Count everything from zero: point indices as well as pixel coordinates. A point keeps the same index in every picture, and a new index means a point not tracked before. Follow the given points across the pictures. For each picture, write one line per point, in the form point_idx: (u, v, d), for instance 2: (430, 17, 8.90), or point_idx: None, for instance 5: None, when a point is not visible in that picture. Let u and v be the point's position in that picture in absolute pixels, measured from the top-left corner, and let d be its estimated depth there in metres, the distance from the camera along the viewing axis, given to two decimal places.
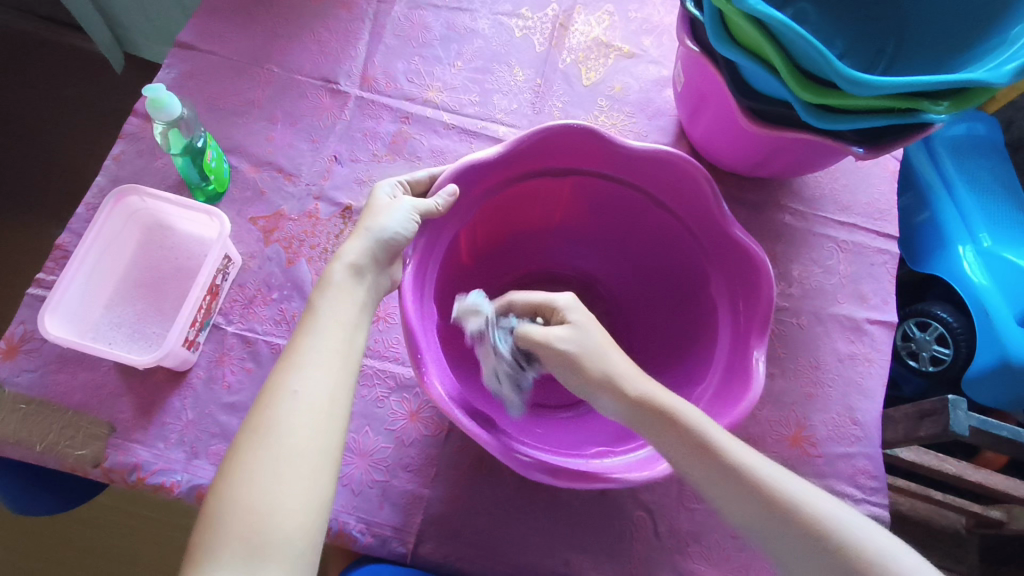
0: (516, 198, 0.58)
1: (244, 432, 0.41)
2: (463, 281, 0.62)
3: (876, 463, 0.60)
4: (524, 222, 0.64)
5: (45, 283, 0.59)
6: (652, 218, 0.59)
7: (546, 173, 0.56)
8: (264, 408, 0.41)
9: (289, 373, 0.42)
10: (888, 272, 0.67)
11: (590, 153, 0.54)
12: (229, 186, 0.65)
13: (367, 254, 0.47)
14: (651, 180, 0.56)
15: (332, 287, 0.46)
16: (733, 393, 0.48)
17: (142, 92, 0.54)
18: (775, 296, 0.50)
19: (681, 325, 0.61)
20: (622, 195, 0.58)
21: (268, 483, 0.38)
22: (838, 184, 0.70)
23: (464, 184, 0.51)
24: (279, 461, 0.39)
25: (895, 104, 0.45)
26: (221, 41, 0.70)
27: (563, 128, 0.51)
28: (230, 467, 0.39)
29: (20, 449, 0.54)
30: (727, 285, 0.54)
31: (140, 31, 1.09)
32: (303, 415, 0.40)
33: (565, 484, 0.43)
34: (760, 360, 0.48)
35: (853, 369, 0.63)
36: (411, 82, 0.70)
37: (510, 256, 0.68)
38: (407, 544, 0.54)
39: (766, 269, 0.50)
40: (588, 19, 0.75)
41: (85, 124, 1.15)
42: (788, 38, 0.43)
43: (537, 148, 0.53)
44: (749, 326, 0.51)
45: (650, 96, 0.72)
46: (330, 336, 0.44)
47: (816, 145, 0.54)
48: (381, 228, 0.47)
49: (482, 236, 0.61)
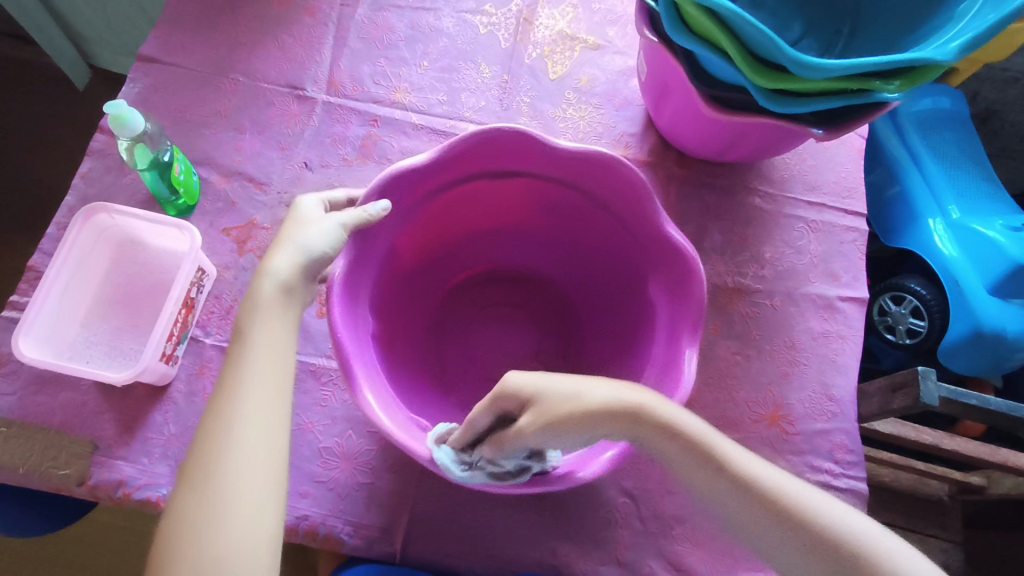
0: (455, 202, 0.58)
1: (184, 477, 0.39)
2: (406, 286, 0.61)
3: (853, 437, 0.62)
4: (468, 224, 0.63)
5: (19, 304, 0.59)
6: (594, 217, 0.58)
7: (483, 175, 0.55)
8: (201, 453, 0.39)
9: (223, 413, 0.40)
10: (858, 250, 0.68)
11: (526, 156, 0.53)
12: (200, 199, 0.65)
13: (297, 273, 0.44)
14: (589, 182, 0.54)
15: (262, 307, 0.43)
16: (664, 391, 0.47)
17: (103, 108, 0.54)
18: (706, 294, 0.48)
19: (624, 324, 0.60)
20: (562, 195, 0.57)
21: (216, 531, 0.38)
22: (806, 165, 0.71)
23: (399, 189, 0.50)
24: (223, 507, 0.38)
25: (847, 85, 0.46)
26: (185, 52, 0.70)
27: (500, 130, 0.50)
28: (172, 517, 0.38)
29: (4, 471, 0.54)
30: (664, 283, 0.52)
31: (107, 43, 1.09)
32: (245, 454, 0.39)
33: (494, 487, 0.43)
34: (692, 358, 0.46)
35: (827, 346, 0.65)
36: (378, 85, 0.70)
37: (459, 256, 0.67)
38: (395, 543, 0.55)
39: (699, 268, 0.48)
40: (552, 13, 0.75)
41: (61, 140, 1.14)
42: (740, 26, 0.44)
43: (475, 150, 0.52)
44: (681, 322, 0.49)
45: (617, 86, 0.72)
46: (265, 365, 0.42)
47: (777, 128, 0.55)
48: (309, 244, 0.44)
49: (426, 236, 0.60)
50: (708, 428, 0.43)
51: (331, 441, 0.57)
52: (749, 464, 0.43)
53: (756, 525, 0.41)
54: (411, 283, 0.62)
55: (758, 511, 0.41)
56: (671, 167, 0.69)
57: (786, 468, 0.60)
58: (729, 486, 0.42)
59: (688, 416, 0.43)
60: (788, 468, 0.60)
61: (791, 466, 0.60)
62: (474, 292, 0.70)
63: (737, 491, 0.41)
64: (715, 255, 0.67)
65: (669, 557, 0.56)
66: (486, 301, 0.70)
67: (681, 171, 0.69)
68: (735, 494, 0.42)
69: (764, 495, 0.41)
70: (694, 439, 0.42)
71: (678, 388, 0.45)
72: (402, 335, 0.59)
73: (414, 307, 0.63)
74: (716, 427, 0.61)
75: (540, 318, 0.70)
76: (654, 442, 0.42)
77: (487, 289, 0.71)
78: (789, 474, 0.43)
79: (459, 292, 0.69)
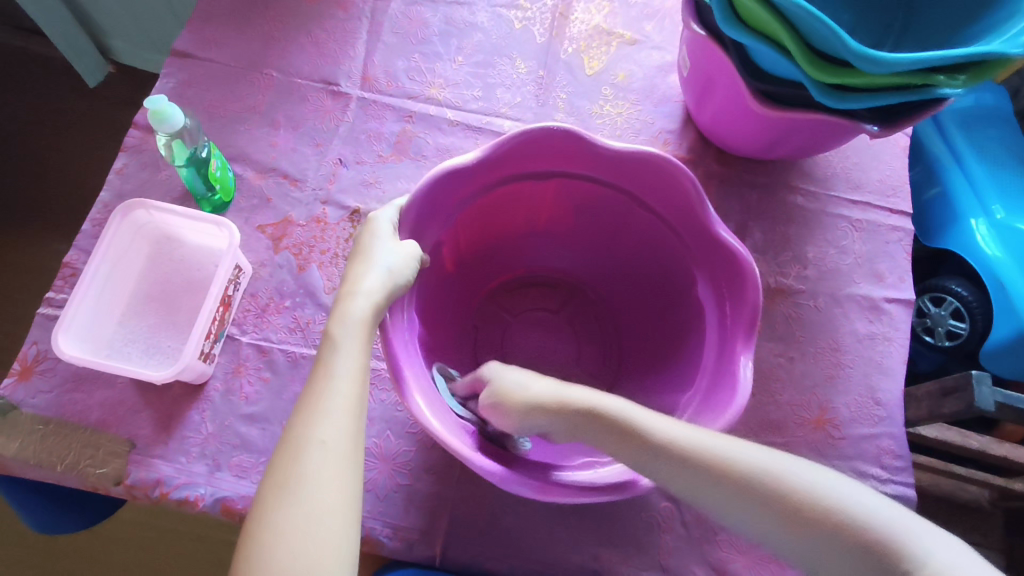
0: (495, 206, 0.57)
1: (266, 487, 0.36)
2: (447, 291, 0.60)
3: (900, 442, 0.60)
4: (507, 228, 0.62)
5: (56, 301, 0.59)
6: (637, 220, 0.56)
7: (527, 177, 0.54)
8: (286, 460, 0.36)
9: (311, 421, 0.37)
10: (903, 250, 0.67)
11: (573, 156, 0.52)
12: (235, 195, 0.64)
13: (385, 294, 0.43)
14: (635, 183, 0.53)
15: (353, 319, 0.41)
16: (716, 401, 0.46)
17: (143, 103, 0.53)
18: (762, 299, 0.47)
19: (668, 330, 0.59)
20: (605, 197, 0.56)
21: (301, 545, 0.34)
22: (849, 163, 0.69)
23: (443, 190, 0.49)
24: (309, 520, 0.35)
25: (911, 81, 0.44)
26: (218, 47, 0.69)
27: (548, 129, 0.49)
28: (252, 526, 0.35)
29: (42, 470, 0.54)
30: (713, 288, 0.51)
31: (132, 39, 1.08)
32: (334, 464, 0.36)
33: (549, 498, 0.42)
34: (747, 366, 0.45)
35: (872, 348, 0.63)
36: (413, 80, 0.69)
37: (495, 261, 0.66)
38: (434, 546, 0.54)
39: (754, 272, 0.47)
40: (588, 7, 0.74)
41: (87, 137, 1.14)
42: (800, 17, 0.43)
43: (518, 152, 0.51)
44: (734, 329, 0.48)
45: (654, 82, 0.71)
46: (356, 375, 0.40)
47: (829, 125, 0.54)
48: (397, 271, 0.44)
49: (466, 241, 0.59)
50: (675, 425, 0.42)
51: (369, 442, 0.56)
52: (720, 450, 0.41)
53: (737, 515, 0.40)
54: (452, 289, 0.61)
55: (736, 499, 0.39)
56: (711, 165, 0.68)
57: None
58: (704, 480, 0.40)
59: (649, 414, 0.43)
60: None
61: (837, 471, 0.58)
62: (509, 298, 0.68)
63: (711, 481, 0.40)
64: (757, 254, 0.65)
65: (713, 563, 0.55)
66: (522, 306, 0.68)
67: (722, 169, 0.68)
68: (709, 485, 0.40)
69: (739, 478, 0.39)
70: (653, 440, 0.41)
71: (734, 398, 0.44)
72: (444, 340, 0.58)
73: (453, 312, 0.62)
74: (761, 432, 0.59)
75: (579, 323, 0.68)
76: (611, 448, 0.43)
77: (523, 294, 0.69)
78: (777, 455, 0.40)
79: (495, 298, 0.68)
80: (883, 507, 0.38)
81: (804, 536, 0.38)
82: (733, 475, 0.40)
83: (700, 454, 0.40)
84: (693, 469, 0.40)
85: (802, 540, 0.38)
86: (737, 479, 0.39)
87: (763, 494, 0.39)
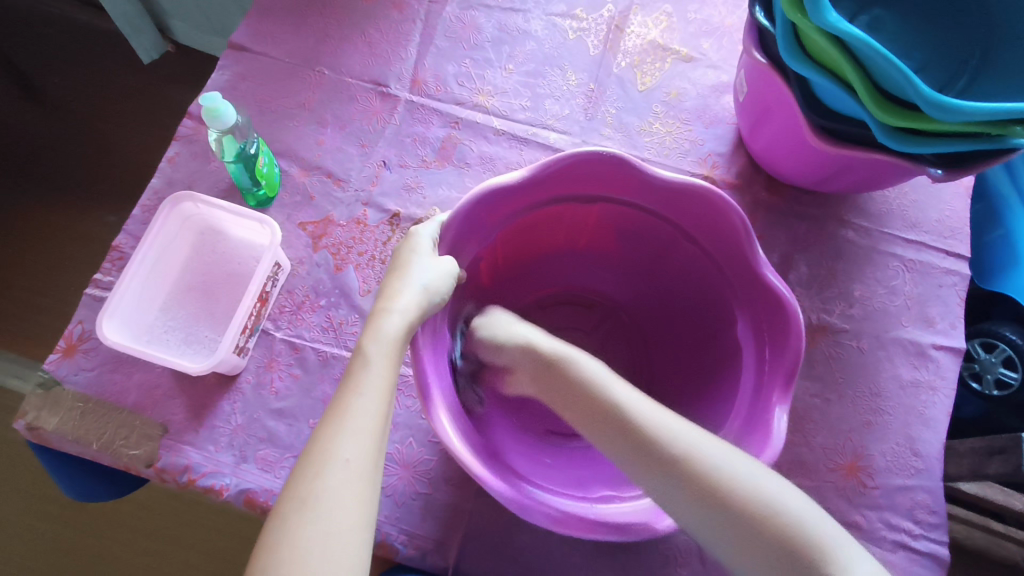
0: (537, 224, 0.56)
1: (286, 500, 0.36)
2: (481, 305, 0.60)
3: (937, 497, 0.58)
4: (546, 245, 0.61)
5: (103, 284, 0.61)
6: (680, 249, 0.55)
7: (572, 199, 0.53)
8: (310, 474, 0.36)
9: (337, 437, 0.37)
10: (957, 295, 0.64)
11: (622, 183, 0.51)
12: (279, 191, 0.65)
13: (419, 312, 0.44)
14: (681, 214, 0.52)
15: (386, 337, 0.42)
16: (748, 448, 0.45)
17: (198, 100, 0.54)
18: (804, 347, 0.45)
19: (704, 364, 0.57)
20: (650, 224, 0.55)
21: (316, 562, 0.34)
22: (907, 200, 0.66)
23: (486, 208, 0.49)
24: (327, 538, 0.35)
25: (985, 130, 0.42)
26: (273, 42, 0.70)
27: (595, 154, 0.49)
28: (270, 538, 0.35)
29: (79, 446, 0.56)
30: (754, 330, 0.50)
31: (192, 22, 1.11)
32: (356, 482, 0.36)
33: (566, 531, 0.41)
34: (782, 417, 0.44)
35: (915, 397, 0.61)
36: (461, 86, 0.69)
37: (532, 277, 0.65)
38: (448, 557, 0.54)
39: (799, 320, 0.45)
40: (645, 21, 0.72)
41: (143, 114, 1.17)
42: (869, 57, 0.41)
43: (565, 174, 0.50)
44: (771, 377, 0.47)
45: (707, 103, 0.69)
46: (383, 394, 0.40)
47: (889, 165, 0.51)
48: (433, 287, 0.45)
49: (504, 256, 0.58)
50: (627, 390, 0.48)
51: (391, 447, 0.57)
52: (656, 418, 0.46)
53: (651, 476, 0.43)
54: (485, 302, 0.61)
55: (661, 472, 0.43)
56: (760, 193, 0.66)
57: (861, 523, 0.56)
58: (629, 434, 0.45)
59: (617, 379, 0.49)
60: (863, 523, 0.56)
61: (867, 521, 0.56)
62: (543, 314, 0.68)
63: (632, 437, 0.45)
64: (800, 288, 0.63)
65: None
66: (555, 324, 0.68)
67: (771, 197, 0.66)
68: (634, 442, 0.45)
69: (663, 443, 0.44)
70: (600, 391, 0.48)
71: (766, 448, 0.43)
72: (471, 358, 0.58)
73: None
74: (790, 472, 0.57)
75: (610, 347, 0.67)
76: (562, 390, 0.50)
77: (556, 312, 0.68)
78: (705, 434, 0.44)
79: (529, 314, 0.67)
80: (811, 512, 0.41)
81: (710, 510, 0.41)
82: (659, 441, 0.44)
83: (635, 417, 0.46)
84: (633, 427, 0.45)
85: (720, 524, 0.41)
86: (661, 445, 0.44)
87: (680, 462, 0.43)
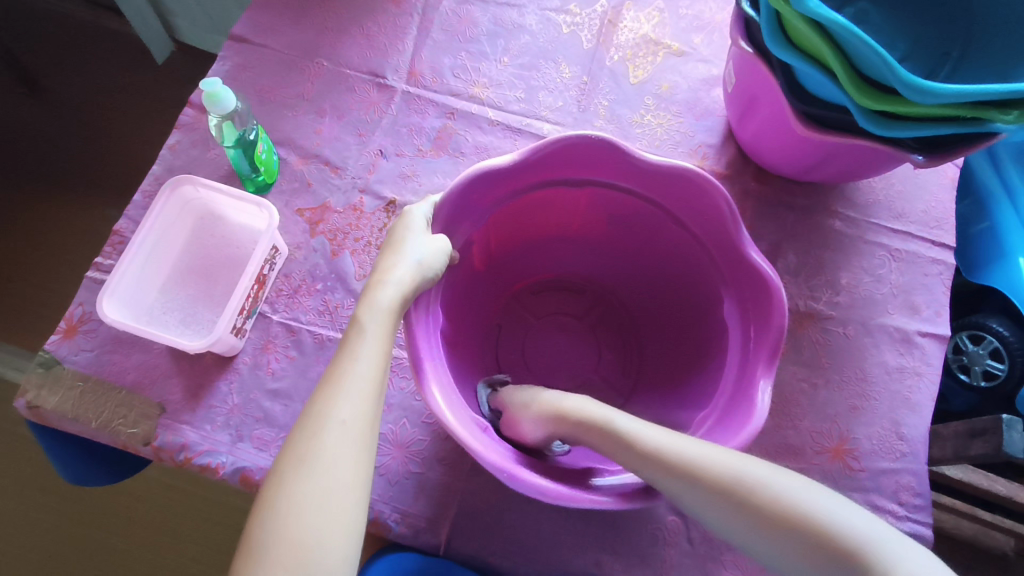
0: (529, 208, 0.58)
1: (284, 458, 0.37)
2: (475, 288, 0.61)
3: (922, 480, 0.58)
4: (538, 230, 0.62)
5: (104, 267, 0.62)
6: (668, 233, 0.57)
7: (563, 183, 0.55)
8: (307, 434, 0.37)
9: (335, 399, 0.38)
10: (943, 284, 0.65)
11: (610, 166, 0.53)
12: (277, 177, 0.66)
13: (414, 286, 0.45)
14: (669, 197, 0.54)
15: (380, 307, 0.43)
16: (733, 422, 0.46)
17: (199, 84, 0.56)
18: (787, 324, 0.47)
19: (691, 345, 0.59)
20: (638, 209, 0.57)
21: (314, 516, 0.35)
22: (893, 191, 0.68)
23: (477, 190, 0.50)
24: (323, 494, 0.36)
25: (963, 113, 0.44)
26: (273, 34, 0.72)
27: (584, 138, 0.50)
28: (268, 494, 0.36)
29: (78, 424, 0.57)
30: (739, 309, 0.51)
31: (194, 20, 1.13)
32: (352, 442, 0.37)
33: (557, 501, 0.41)
34: (766, 391, 0.45)
35: (901, 382, 0.62)
36: (457, 78, 0.70)
37: (524, 263, 0.67)
38: (439, 535, 0.55)
39: (781, 296, 0.47)
40: (637, 16, 0.74)
41: (145, 111, 1.19)
42: (849, 42, 0.43)
43: (555, 157, 0.52)
44: (756, 353, 0.48)
45: (698, 95, 0.71)
46: (378, 361, 0.41)
47: (873, 151, 0.53)
48: (428, 263, 0.46)
49: (496, 240, 0.60)
50: (656, 433, 0.44)
51: (385, 428, 0.58)
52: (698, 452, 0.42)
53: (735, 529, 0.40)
54: (479, 285, 0.62)
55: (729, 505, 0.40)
56: (749, 183, 0.67)
57: None
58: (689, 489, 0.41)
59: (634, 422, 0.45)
60: None
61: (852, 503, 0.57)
62: (535, 300, 0.69)
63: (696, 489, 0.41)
64: (788, 276, 0.64)
65: None
66: (548, 309, 0.69)
67: (760, 187, 0.67)
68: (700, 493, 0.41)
69: (724, 488, 0.40)
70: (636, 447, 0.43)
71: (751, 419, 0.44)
72: (464, 340, 0.59)
73: (478, 309, 0.63)
74: (778, 455, 0.58)
75: (601, 332, 0.69)
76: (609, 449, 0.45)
77: (548, 298, 0.69)
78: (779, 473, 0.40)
79: (521, 300, 0.69)
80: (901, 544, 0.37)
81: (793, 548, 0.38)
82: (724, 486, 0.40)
83: (686, 465, 0.41)
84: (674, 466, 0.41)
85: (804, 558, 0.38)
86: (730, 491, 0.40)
87: (754, 507, 0.39)
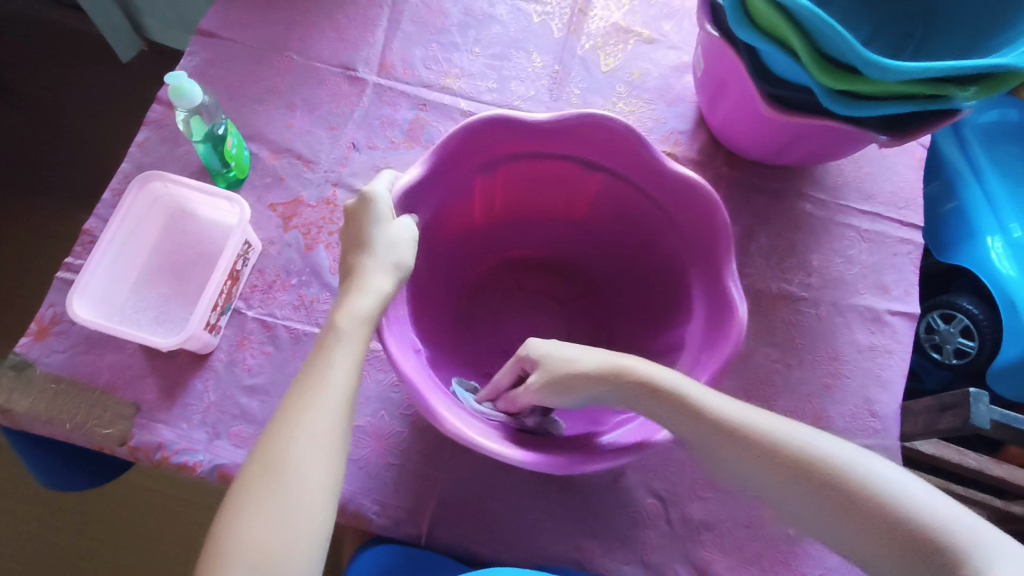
0: (519, 180, 0.59)
1: (253, 467, 0.38)
2: (452, 249, 0.63)
3: (894, 456, 0.60)
4: (530, 206, 0.63)
5: (73, 267, 0.61)
6: (644, 212, 0.58)
7: (549, 156, 0.55)
8: (274, 445, 0.38)
9: (305, 413, 0.38)
10: (911, 263, 0.66)
11: (613, 148, 0.54)
12: (248, 173, 0.66)
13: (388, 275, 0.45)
14: (645, 175, 0.54)
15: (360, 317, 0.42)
16: None
17: (164, 79, 0.55)
18: (744, 324, 0.46)
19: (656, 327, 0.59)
20: (620, 188, 0.57)
21: (275, 529, 0.36)
22: (861, 173, 0.69)
23: (464, 148, 0.51)
24: (289, 506, 0.36)
25: (925, 91, 0.45)
26: (241, 28, 0.71)
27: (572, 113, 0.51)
28: (233, 504, 0.37)
29: (51, 426, 0.56)
30: (705, 303, 0.51)
31: (163, 18, 1.11)
32: (269, 496, 0.36)
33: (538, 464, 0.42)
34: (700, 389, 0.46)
35: (872, 360, 0.63)
36: (428, 69, 0.70)
37: (518, 235, 0.68)
38: (421, 526, 0.55)
39: (741, 307, 0.47)
40: (607, 4, 0.74)
41: (116, 111, 1.17)
42: (812, 24, 0.43)
43: (547, 130, 0.53)
44: (714, 350, 0.48)
45: (669, 82, 0.71)
46: (350, 372, 0.40)
47: (838, 131, 0.53)
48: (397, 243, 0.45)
49: (481, 206, 0.61)
50: (732, 404, 0.43)
51: (364, 420, 0.58)
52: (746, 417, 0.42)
53: (815, 518, 0.41)
54: (456, 250, 0.63)
55: (784, 469, 0.41)
56: (721, 168, 0.68)
57: None
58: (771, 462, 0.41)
59: (698, 385, 0.43)
60: None
61: None
62: (525, 275, 0.70)
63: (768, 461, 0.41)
64: (760, 259, 0.65)
65: (695, 563, 0.56)
66: (535, 288, 0.70)
67: (732, 172, 0.68)
68: (789, 481, 0.41)
69: (798, 464, 0.41)
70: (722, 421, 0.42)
71: None
72: (434, 314, 0.60)
73: (453, 272, 0.64)
74: None
75: (578, 320, 0.69)
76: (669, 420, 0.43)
77: (536, 276, 0.71)
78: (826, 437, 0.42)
79: (510, 271, 0.70)
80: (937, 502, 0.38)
81: (842, 508, 0.40)
82: (814, 468, 0.40)
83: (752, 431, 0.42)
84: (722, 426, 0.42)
85: (842, 515, 0.40)
86: (799, 467, 0.40)
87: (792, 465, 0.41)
